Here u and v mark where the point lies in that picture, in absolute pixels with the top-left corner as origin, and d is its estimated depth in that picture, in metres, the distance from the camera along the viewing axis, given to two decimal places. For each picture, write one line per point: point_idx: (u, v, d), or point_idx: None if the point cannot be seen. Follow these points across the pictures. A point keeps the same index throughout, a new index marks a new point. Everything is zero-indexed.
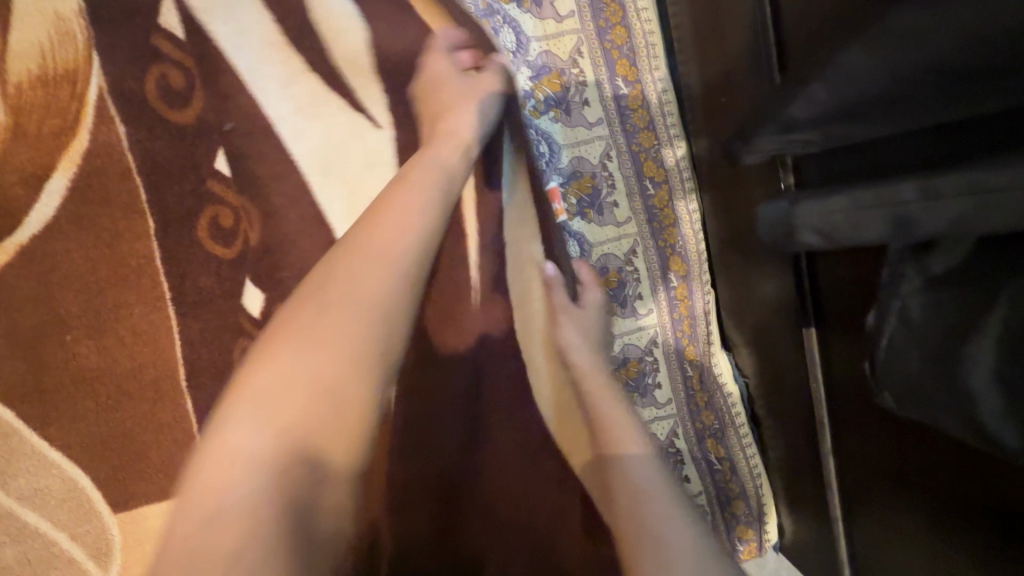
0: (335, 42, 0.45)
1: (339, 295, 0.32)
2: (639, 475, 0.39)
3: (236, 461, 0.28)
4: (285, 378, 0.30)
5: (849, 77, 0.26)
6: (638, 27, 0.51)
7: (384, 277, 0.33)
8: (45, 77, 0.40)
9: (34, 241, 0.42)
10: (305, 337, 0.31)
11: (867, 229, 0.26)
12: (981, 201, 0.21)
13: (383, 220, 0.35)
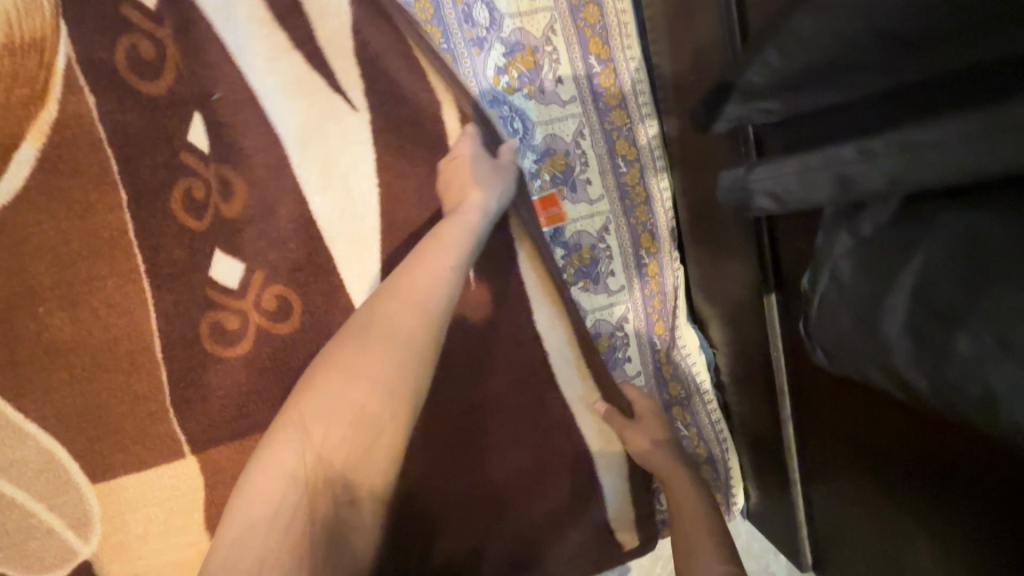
0: (318, 20, 0.46)
1: (374, 347, 0.39)
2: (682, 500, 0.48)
3: (277, 487, 0.36)
4: (325, 419, 0.38)
5: (798, 44, 0.29)
6: (611, 6, 0.52)
7: (415, 321, 0.40)
8: (11, 44, 0.40)
9: (2, 212, 0.41)
10: (342, 386, 0.39)
11: (813, 188, 0.28)
12: (911, 156, 0.23)
13: (412, 281, 0.42)
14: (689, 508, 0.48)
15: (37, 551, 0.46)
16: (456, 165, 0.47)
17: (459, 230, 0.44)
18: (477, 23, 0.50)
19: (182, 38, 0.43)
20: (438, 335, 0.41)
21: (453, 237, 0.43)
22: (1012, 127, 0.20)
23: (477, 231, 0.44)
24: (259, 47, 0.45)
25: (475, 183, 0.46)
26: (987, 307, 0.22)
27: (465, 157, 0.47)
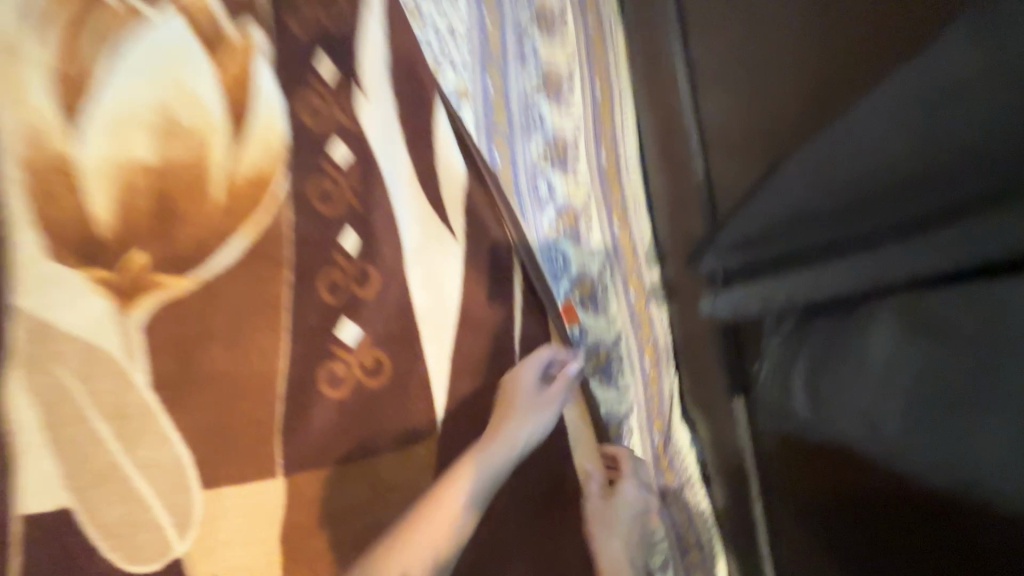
0: (444, 184, 0.71)
1: (419, 550, 0.53)
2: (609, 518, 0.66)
3: None
4: None
5: (745, 224, 0.54)
6: (629, 189, 0.76)
7: (450, 522, 0.56)
8: (252, 176, 0.63)
9: (212, 276, 0.61)
10: (416, 559, 0.53)
11: (747, 308, 0.53)
12: (793, 300, 0.49)
13: (460, 486, 0.57)
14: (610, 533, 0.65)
15: (143, 542, 0.57)
16: (507, 392, 0.66)
17: (490, 443, 0.61)
18: (540, 191, 0.75)
19: (353, 183, 0.66)
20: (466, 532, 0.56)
21: (485, 450, 0.60)
22: (830, 286, 0.46)
23: (506, 443, 0.61)
24: (404, 195, 0.69)
25: (515, 410, 0.64)
26: (829, 377, 0.47)
27: (515, 390, 0.66)
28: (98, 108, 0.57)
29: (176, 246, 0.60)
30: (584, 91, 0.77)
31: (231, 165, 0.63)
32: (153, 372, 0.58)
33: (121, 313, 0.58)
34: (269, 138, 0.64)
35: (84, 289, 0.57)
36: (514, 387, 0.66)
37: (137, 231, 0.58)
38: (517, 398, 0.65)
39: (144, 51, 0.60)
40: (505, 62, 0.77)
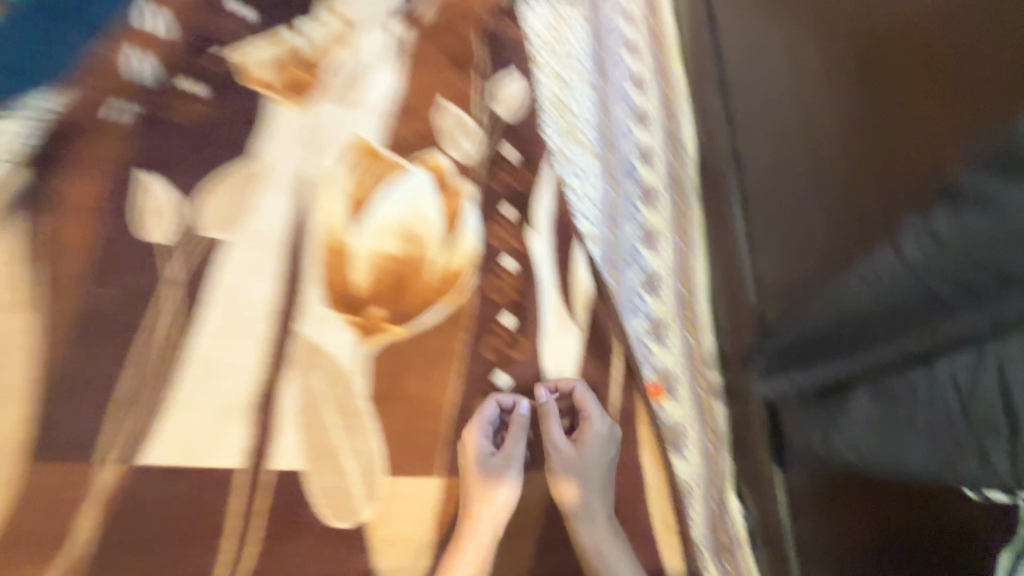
0: (576, 283, 0.97)
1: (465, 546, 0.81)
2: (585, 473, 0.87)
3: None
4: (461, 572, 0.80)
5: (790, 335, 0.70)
6: (700, 312, 1.01)
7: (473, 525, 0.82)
8: (454, 270, 0.96)
9: (418, 331, 0.92)
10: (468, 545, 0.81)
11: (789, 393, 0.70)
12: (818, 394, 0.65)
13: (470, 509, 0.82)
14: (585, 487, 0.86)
15: (347, 505, 0.82)
16: (467, 447, 0.86)
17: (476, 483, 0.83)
18: (635, 303, 0.99)
19: (513, 283, 0.96)
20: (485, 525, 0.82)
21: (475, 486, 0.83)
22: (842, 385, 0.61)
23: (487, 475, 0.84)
24: (549, 289, 0.96)
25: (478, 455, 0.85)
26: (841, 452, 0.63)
27: (474, 444, 0.86)
28: (369, 223, 0.98)
29: (402, 306, 0.93)
30: (672, 241, 1.05)
31: (442, 262, 0.97)
32: (373, 389, 0.88)
33: (360, 342, 0.90)
34: (468, 247, 0.98)
35: (342, 324, 0.91)
36: (471, 444, 0.86)
37: (380, 291, 0.93)
38: (477, 450, 0.85)
39: (402, 189, 1.01)
40: (622, 211, 1.05)
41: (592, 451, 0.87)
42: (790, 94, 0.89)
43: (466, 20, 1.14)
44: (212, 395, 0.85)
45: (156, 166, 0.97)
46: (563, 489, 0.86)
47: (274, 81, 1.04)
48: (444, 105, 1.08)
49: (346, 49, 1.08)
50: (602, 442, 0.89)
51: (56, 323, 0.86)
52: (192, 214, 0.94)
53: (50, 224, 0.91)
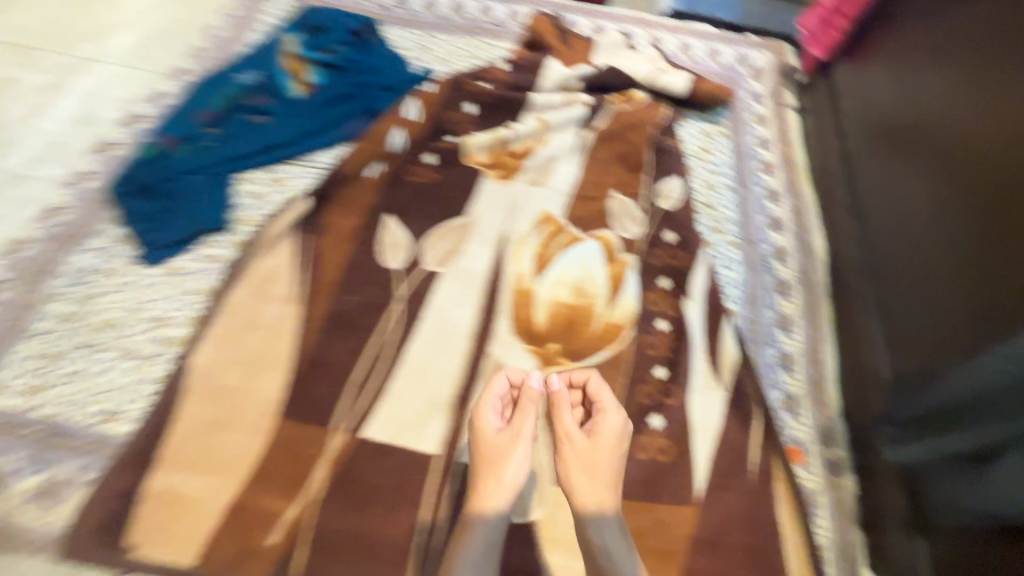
0: (724, 351, 1.12)
1: (477, 505, 0.91)
2: (594, 452, 0.95)
3: (475, 546, 0.88)
4: (472, 530, 0.88)
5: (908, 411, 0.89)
6: (830, 395, 1.14)
7: (486, 485, 0.92)
8: (618, 323, 1.15)
9: (587, 368, 1.10)
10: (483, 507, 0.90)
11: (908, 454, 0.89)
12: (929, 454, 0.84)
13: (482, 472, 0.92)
14: (592, 464, 0.94)
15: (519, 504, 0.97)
16: (480, 417, 0.97)
17: (487, 449, 0.94)
18: (773, 377, 1.13)
19: (667, 342, 1.14)
20: (497, 491, 0.91)
21: (487, 451, 0.94)
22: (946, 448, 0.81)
23: (498, 443, 0.95)
24: (699, 351, 1.12)
25: (488, 421, 0.97)
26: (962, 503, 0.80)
27: (487, 413, 0.97)
28: (551, 276, 1.21)
29: (574, 345, 1.12)
30: (805, 330, 1.21)
31: (607, 315, 1.16)
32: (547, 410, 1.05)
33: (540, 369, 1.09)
34: (630, 306, 1.18)
35: (526, 352, 1.11)
36: (484, 415, 0.97)
37: (556, 330, 1.14)
38: (488, 419, 0.97)
39: (577, 253, 1.25)
40: (761, 299, 1.23)
41: (601, 435, 0.97)
42: (919, 211, 1.05)
43: (635, 133, 1.44)
44: (421, 391, 1.05)
45: (395, 211, 1.27)
46: (571, 467, 0.94)
47: (487, 163, 1.36)
48: (614, 194, 1.34)
49: (543, 146, 1.40)
50: (610, 426, 0.97)
51: (312, 315, 1.11)
52: (418, 251, 1.22)
53: (317, 242, 1.20)
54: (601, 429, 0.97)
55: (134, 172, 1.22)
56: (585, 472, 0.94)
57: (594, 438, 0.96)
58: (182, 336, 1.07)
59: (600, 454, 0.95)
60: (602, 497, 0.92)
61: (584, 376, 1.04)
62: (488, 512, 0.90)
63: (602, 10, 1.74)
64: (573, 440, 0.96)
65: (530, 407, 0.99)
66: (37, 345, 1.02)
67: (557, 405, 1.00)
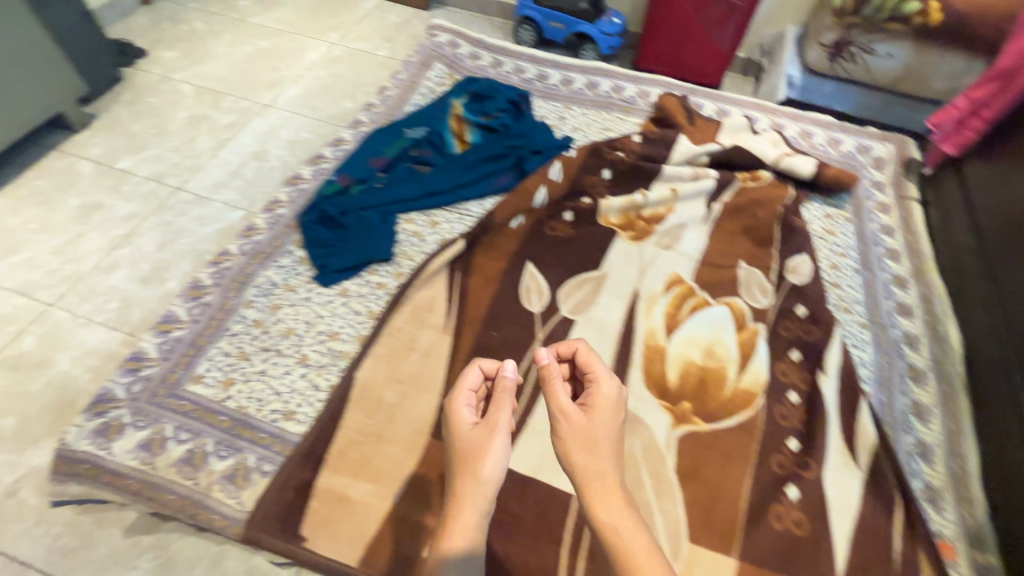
0: (861, 430, 1.12)
1: (463, 504, 0.75)
2: (598, 430, 0.77)
3: (462, 551, 0.73)
4: (461, 533, 0.74)
5: None
6: (978, 492, 1.09)
7: (469, 481, 0.76)
8: (747, 389, 1.19)
9: (718, 429, 1.13)
10: (467, 511, 0.74)
11: None
12: None
13: (464, 468, 0.77)
14: (599, 445, 0.76)
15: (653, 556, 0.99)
16: (454, 407, 0.84)
17: (465, 439, 0.80)
18: (912, 466, 1.12)
19: (799, 414, 1.15)
20: (484, 486, 0.76)
21: (466, 443, 0.79)
22: None
23: (476, 434, 0.79)
24: (833, 426, 1.12)
25: (462, 411, 0.83)
26: None
27: (460, 405, 0.84)
28: (680, 335, 1.27)
29: (705, 405, 1.16)
30: (943, 420, 1.18)
31: (737, 380, 1.20)
32: (680, 466, 1.08)
33: (673, 425, 1.12)
34: (758, 374, 1.21)
35: (659, 407, 1.15)
36: (456, 407, 0.84)
37: (687, 388, 1.18)
38: (462, 410, 0.83)
39: (706, 317, 1.30)
40: (894, 384, 1.23)
41: (602, 411, 0.79)
42: None
43: (760, 209, 1.51)
44: None
45: (535, 259, 1.38)
46: (572, 451, 0.76)
47: (619, 224, 1.46)
48: (740, 264, 1.41)
49: (671, 213, 1.50)
50: (608, 402, 0.80)
51: (461, 346, 1.22)
52: (555, 298, 1.31)
53: (465, 279, 1.32)
54: (597, 401, 0.80)
55: (318, 202, 1.40)
56: (588, 454, 0.75)
57: (590, 412, 0.79)
58: (349, 351, 1.19)
59: (602, 435, 0.76)
60: (605, 476, 0.73)
61: (572, 345, 0.88)
62: (475, 514, 0.75)
63: (725, 96, 1.88)
64: (569, 416, 0.78)
65: (508, 385, 0.83)
66: (230, 345, 1.16)
67: (548, 377, 0.82)
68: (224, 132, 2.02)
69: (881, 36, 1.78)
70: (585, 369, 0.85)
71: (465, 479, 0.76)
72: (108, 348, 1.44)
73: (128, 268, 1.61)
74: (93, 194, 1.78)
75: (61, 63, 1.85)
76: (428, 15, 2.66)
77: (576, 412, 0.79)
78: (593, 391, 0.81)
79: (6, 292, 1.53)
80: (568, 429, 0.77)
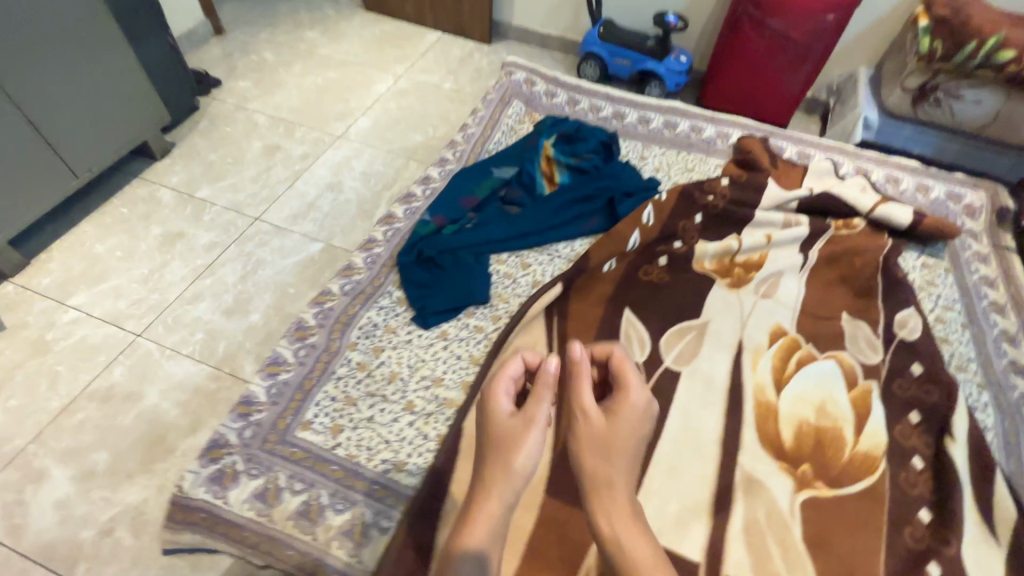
0: (997, 504, 1.07)
1: (491, 495, 0.72)
2: (633, 436, 0.74)
3: (484, 541, 0.71)
4: (483, 524, 0.71)
5: None
6: None
7: (500, 473, 0.73)
8: (868, 452, 1.13)
9: (843, 496, 1.07)
10: (494, 499, 0.71)
11: None
12: None
13: (498, 459, 0.74)
14: (623, 446, 0.72)
15: None
16: (492, 393, 0.83)
17: (499, 425, 0.78)
18: None
19: (925, 482, 1.10)
20: (513, 483, 0.72)
21: (501, 436, 0.76)
22: None
23: (507, 424, 0.77)
24: (968, 498, 1.07)
25: (497, 398, 0.82)
26: None
27: (497, 394, 0.83)
28: (789, 391, 1.23)
29: (826, 469, 1.11)
30: None
31: (857, 442, 1.15)
32: (810, 537, 1.02)
33: (795, 490, 1.08)
34: (877, 435, 1.16)
35: (778, 469, 1.10)
36: (494, 394, 0.83)
37: (805, 449, 1.14)
38: (498, 397, 0.82)
39: (814, 372, 1.26)
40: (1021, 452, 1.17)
41: (635, 419, 0.76)
42: None
43: (859, 258, 1.47)
44: (675, 491, 1.07)
45: (632, 306, 1.35)
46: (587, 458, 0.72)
47: (714, 270, 1.44)
48: (842, 317, 1.37)
49: (766, 261, 1.47)
50: (641, 410, 0.77)
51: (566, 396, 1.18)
52: (657, 348, 1.28)
53: (564, 325, 1.30)
54: (622, 405, 0.77)
55: (414, 241, 1.40)
56: (605, 458, 0.71)
57: (611, 416, 0.75)
58: (454, 398, 1.17)
59: (624, 439, 0.73)
60: (614, 484, 0.69)
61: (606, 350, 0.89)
62: (498, 509, 0.71)
63: (806, 139, 1.87)
64: (593, 414, 0.75)
65: (545, 376, 0.78)
66: (336, 389, 1.14)
67: (583, 373, 0.79)
68: (299, 162, 2.05)
69: (970, 82, 1.78)
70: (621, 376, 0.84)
71: (492, 469, 0.73)
72: (195, 382, 1.43)
73: (212, 299, 1.61)
74: (175, 222, 1.80)
75: (150, 92, 1.88)
76: (490, 49, 2.70)
77: (606, 415, 0.76)
78: (621, 394, 0.79)
79: (94, 321, 1.53)
80: (584, 428, 0.74)
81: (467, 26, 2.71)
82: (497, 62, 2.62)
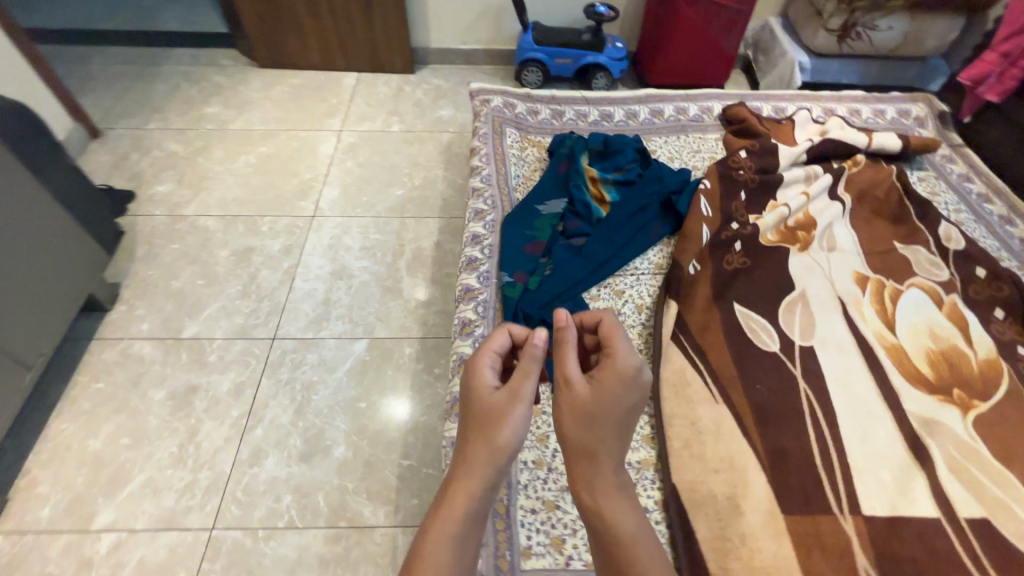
0: None
1: (472, 475, 0.81)
2: (618, 405, 0.84)
3: (460, 518, 0.80)
4: (464, 501, 0.81)
5: None
6: None
7: (485, 457, 0.81)
8: (988, 358, 1.27)
9: (997, 405, 1.19)
10: (474, 477, 0.81)
11: None
12: None
13: (477, 440, 0.83)
14: (607, 417, 0.83)
15: None
16: (475, 367, 0.88)
17: (479, 403, 0.85)
18: None
19: None
20: (496, 463, 0.82)
21: (482, 416, 0.84)
22: None
23: (489, 403, 0.84)
24: None
25: (482, 375, 0.87)
26: None
27: (483, 369, 0.88)
28: (900, 327, 1.33)
29: (971, 387, 1.22)
30: None
31: (975, 353, 1.28)
32: (1003, 454, 1.12)
33: (963, 416, 1.17)
34: (986, 341, 1.30)
35: (940, 402, 1.19)
36: (478, 370, 0.88)
37: (946, 376, 1.24)
38: (483, 375, 0.88)
39: (908, 302, 1.38)
40: None
41: (627, 391, 0.84)
42: None
43: (880, 189, 1.62)
44: (879, 459, 1.11)
45: (739, 298, 1.36)
46: (572, 431, 0.85)
47: (780, 240, 1.50)
48: (896, 249, 1.51)
49: (816, 216, 1.56)
50: (628, 374, 0.85)
51: (741, 410, 1.17)
52: (782, 331, 1.31)
53: (695, 341, 1.28)
54: (606, 374, 0.85)
55: (513, 310, 1.29)
56: (589, 434, 0.84)
57: (596, 389, 0.85)
58: (648, 457, 1.15)
59: (608, 413, 0.84)
60: (597, 454, 0.84)
61: (597, 315, 0.94)
62: (478, 485, 0.81)
63: (770, 94, 2.01)
64: (579, 390, 0.85)
65: (532, 352, 0.84)
66: (530, 499, 1.03)
67: (570, 360, 0.87)
68: (285, 258, 1.77)
69: (883, 13, 2.00)
70: (608, 341, 0.91)
71: (477, 447, 0.82)
72: (315, 553, 1.20)
73: (277, 450, 1.34)
74: (176, 377, 1.47)
75: (64, 211, 1.44)
76: (417, 78, 2.54)
77: (592, 384, 0.86)
78: (609, 361, 0.87)
79: (146, 536, 1.21)
80: (569, 400, 0.85)
81: (385, 61, 2.51)
82: (432, 90, 2.47)
